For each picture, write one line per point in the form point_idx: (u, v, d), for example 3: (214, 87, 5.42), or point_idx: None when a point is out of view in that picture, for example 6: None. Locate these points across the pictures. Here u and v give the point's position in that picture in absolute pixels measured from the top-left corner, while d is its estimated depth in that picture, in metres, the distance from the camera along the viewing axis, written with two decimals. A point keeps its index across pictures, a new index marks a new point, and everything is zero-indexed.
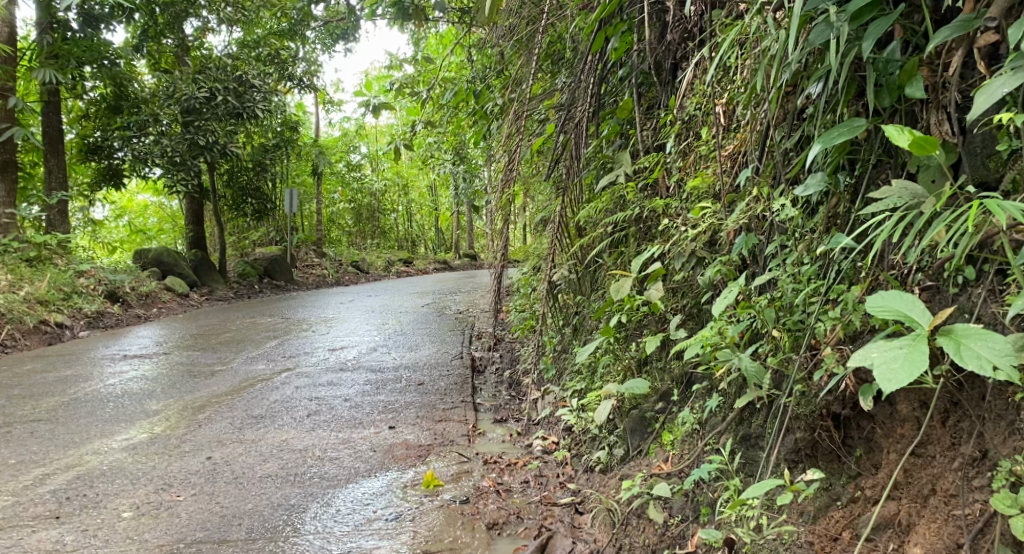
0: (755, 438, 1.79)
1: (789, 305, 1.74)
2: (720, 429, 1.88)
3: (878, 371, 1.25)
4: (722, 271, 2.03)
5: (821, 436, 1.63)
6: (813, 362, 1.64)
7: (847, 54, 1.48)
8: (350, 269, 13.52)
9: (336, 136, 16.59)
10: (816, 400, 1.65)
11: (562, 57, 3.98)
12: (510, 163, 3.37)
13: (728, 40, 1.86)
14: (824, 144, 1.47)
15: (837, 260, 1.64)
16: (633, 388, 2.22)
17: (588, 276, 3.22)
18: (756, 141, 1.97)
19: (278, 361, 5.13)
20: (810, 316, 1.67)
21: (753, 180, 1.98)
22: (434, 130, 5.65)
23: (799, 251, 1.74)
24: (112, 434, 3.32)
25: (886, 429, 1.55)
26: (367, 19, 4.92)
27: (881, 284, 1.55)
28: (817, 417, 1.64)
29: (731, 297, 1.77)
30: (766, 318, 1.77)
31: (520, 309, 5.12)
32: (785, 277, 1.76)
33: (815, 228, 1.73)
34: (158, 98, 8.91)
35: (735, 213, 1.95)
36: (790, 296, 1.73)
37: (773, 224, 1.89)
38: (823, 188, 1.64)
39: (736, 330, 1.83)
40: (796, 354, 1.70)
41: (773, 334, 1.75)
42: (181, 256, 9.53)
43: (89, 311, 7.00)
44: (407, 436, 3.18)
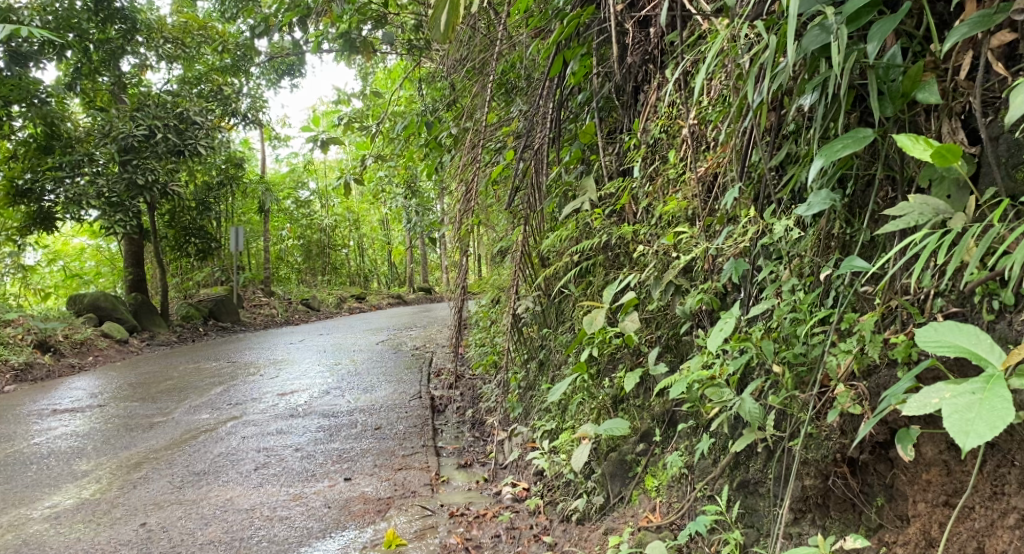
0: (754, 484, 1.69)
1: (788, 337, 1.65)
2: (713, 475, 1.76)
3: (953, 421, 1.14)
4: (704, 300, 1.94)
5: (835, 483, 1.56)
6: (826, 400, 1.55)
7: (848, 58, 1.43)
8: (300, 307, 13.11)
9: (284, 172, 16.26)
10: (827, 442, 1.57)
11: (517, 86, 3.89)
12: (467, 193, 3.22)
13: (713, 49, 1.70)
14: (826, 158, 1.41)
15: (844, 285, 1.57)
16: (612, 429, 2.05)
17: (553, 308, 3.07)
18: (735, 161, 1.88)
19: (223, 410, 4.80)
20: (814, 349, 1.59)
21: (737, 203, 1.88)
22: (385, 164, 5.49)
23: (793, 278, 1.67)
24: (33, 502, 3.01)
25: (911, 475, 1.48)
26: (313, 52, 4.76)
27: (897, 311, 1.48)
28: (831, 463, 1.56)
29: (729, 330, 1.66)
30: (764, 352, 1.66)
31: (480, 343, 4.92)
32: (785, 306, 1.67)
33: (812, 254, 1.65)
34: (92, 137, 8.50)
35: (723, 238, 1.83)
36: (789, 326, 1.65)
37: (762, 249, 1.79)
38: (829, 204, 1.55)
39: (732, 366, 1.70)
40: (801, 391, 1.60)
41: (774, 369, 1.65)
42: (120, 301, 9.06)
43: (16, 363, 6.53)
44: (364, 488, 2.95)
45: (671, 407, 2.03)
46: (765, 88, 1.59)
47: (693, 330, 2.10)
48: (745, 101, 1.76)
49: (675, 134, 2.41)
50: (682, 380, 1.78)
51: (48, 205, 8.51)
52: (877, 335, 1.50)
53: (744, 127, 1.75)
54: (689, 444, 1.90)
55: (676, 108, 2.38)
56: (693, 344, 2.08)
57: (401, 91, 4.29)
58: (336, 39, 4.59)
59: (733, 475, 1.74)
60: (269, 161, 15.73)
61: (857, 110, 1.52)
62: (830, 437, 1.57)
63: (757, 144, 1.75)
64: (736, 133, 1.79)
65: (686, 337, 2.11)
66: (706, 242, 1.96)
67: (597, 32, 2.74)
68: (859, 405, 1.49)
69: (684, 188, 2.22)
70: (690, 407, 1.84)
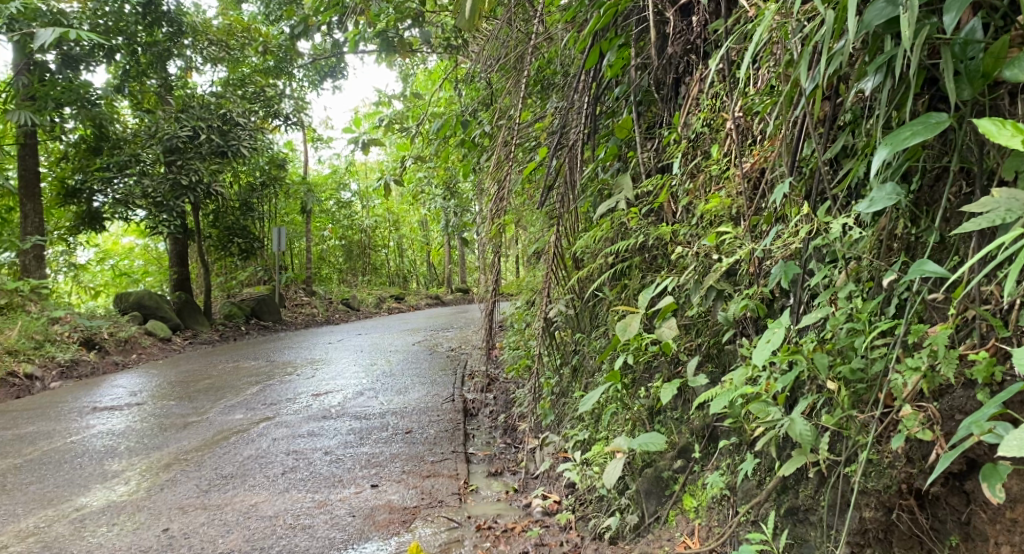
0: (804, 512, 1.56)
1: (845, 350, 1.51)
2: (758, 500, 1.62)
3: None
4: (749, 307, 1.79)
5: (899, 517, 1.43)
6: (890, 423, 1.43)
7: (917, 35, 1.30)
8: (340, 307, 13.17)
9: (326, 173, 16.40)
10: (890, 470, 1.45)
11: (554, 83, 3.78)
12: (499, 192, 3.12)
13: (762, 29, 1.56)
14: (893, 147, 1.29)
15: (911, 294, 1.43)
16: (647, 443, 1.91)
17: (587, 311, 2.95)
18: (784, 154, 1.75)
19: (258, 410, 4.77)
20: (875, 364, 1.45)
21: (787, 202, 1.74)
22: (424, 165, 5.42)
23: (852, 284, 1.54)
24: (63, 502, 2.99)
25: (992, 514, 1.34)
26: (351, 51, 4.71)
27: (975, 322, 1.34)
28: (896, 495, 1.44)
29: (778, 342, 1.50)
30: (817, 365, 1.51)
31: (514, 346, 4.81)
32: (841, 315, 1.53)
33: (875, 259, 1.51)
34: (140, 138, 8.63)
35: (769, 240, 1.68)
36: (845, 337, 1.52)
37: (815, 252, 1.65)
38: (895, 199, 1.40)
39: (782, 382, 1.55)
40: (859, 411, 1.47)
41: (829, 387, 1.51)
42: (164, 300, 9.18)
43: (62, 360, 6.64)
44: (390, 497, 2.85)
45: (712, 420, 1.88)
46: (821, 71, 1.47)
47: (736, 338, 1.96)
48: (796, 88, 1.63)
49: (719, 127, 2.29)
50: (724, 394, 1.63)
51: (97, 206, 8.67)
52: (951, 350, 1.36)
53: (796, 116, 1.61)
54: (733, 463, 1.75)
55: (720, 100, 2.26)
56: (736, 354, 1.93)
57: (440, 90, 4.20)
58: (373, 37, 4.52)
59: (780, 501, 1.61)
60: (312, 163, 15.88)
61: (928, 92, 1.40)
62: (894, 464, 1.45)
63: (809, 136, 1.62)
64: (787, 123, 1.65)
65: (729, 346, 1.97)
66: (752, 243, 1.82)
67: (636, 21, 2.63)
68: (928, 431, 1.37)
69: (729, 185, 2.09)
70: (732, 423, 1.71)
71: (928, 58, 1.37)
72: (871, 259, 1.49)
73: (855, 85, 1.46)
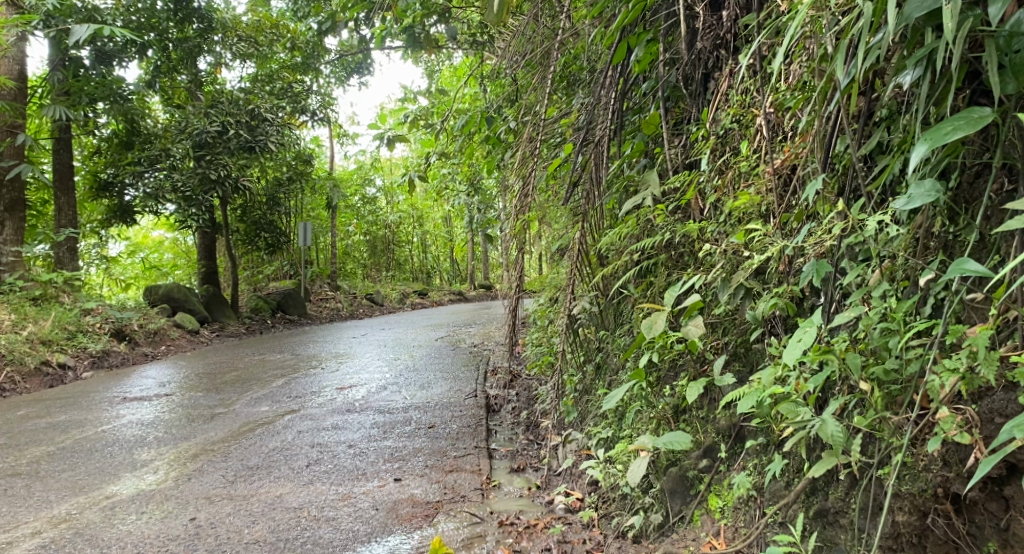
0: (834, 514, 1.54)
1: (878, 350, 1.49)
2: (787, 502, 1.60)
3: None
4: (778, 305, 1.77)
5: (935, 522, 1.41)
6: (927, 425, 1.41)
7: (960, 27, 1.28)
8: (364, 302, 13.25)
9: (352, 169, 16.51)
10: (925, 474, 1.42)
11: (580, 79, 3.75)
12: (524, 188, 3.11)
13: (797, 22, 1.54)
14: (933, 142, 1.25)
15: (949, 294, 1.41)
16: (672, 442, 1.89)
17: (611, 309, 2.94)
18: (816, 149, 1.72)
19: (283, 403, 4.82)
20: (910, 365, 1.43)
21: (819, 199, 1.72)
22: (449, 161, 5.43)
23: (887, 283, 1.51)
24: (94, 490, 3.05)
25: None
26: (378, 47, 4.73)
27: (1017, 324, 1.32)
28: (931, 499, 1.41)
29: (809, 342, 1.48)
30: (850, 365, 1.49)
31: (537, 343, 4.81)
32: (874, 315, 1.50)
33: (912, 258, 1.48)
34: (170, 133, 8.74)
35: (801, 237, 1.65)
36: (879, 337, 1.49)
37: (848, 250, 1.62)
38: (933, 196, 1.37)
39: (813, 382, 1.52)
40: (892, 413, 1.44)
41: (862, 387, 1.49)
42: (192, 293, 9.31)
43: (93, 350, 6.77)
44: (413, 491, 2.86)
45: (739, 420, 1.86)
46: (857, 64, 1.44)
47: (764, 337, 1.93)
48: (830, 82, 1.61)
49: (749, 123, 2.26)
50: (752, 393, 1.62)
51: (128, 200, 8.82)
52: (991, 352, 1.34)
53: (829, 111, 1.59)
54: (761, 464, 1.73)
55: (750, 96, 2.24)
56: (765, 353, 1.90)
57: (465, 86, 4.20)
58: (400, 33, 4.52)
59: (809, 503, 1.59)
60: (339, 158, 16.00)
61: (970, 86, 1.37)
62: (929, 468, 1.42)
63: (843, 131, 1.59)
64: (820, 118, 1.63)
65: (758, 344, 1.94)
66: (782, 241, 1.79)
67: (665, 16, 2.61)
68: (967, 434, 1.35)
69: (759, 181, 2.07)
70: (760, 423, 1.69)
71: (970, 52, 1.34)
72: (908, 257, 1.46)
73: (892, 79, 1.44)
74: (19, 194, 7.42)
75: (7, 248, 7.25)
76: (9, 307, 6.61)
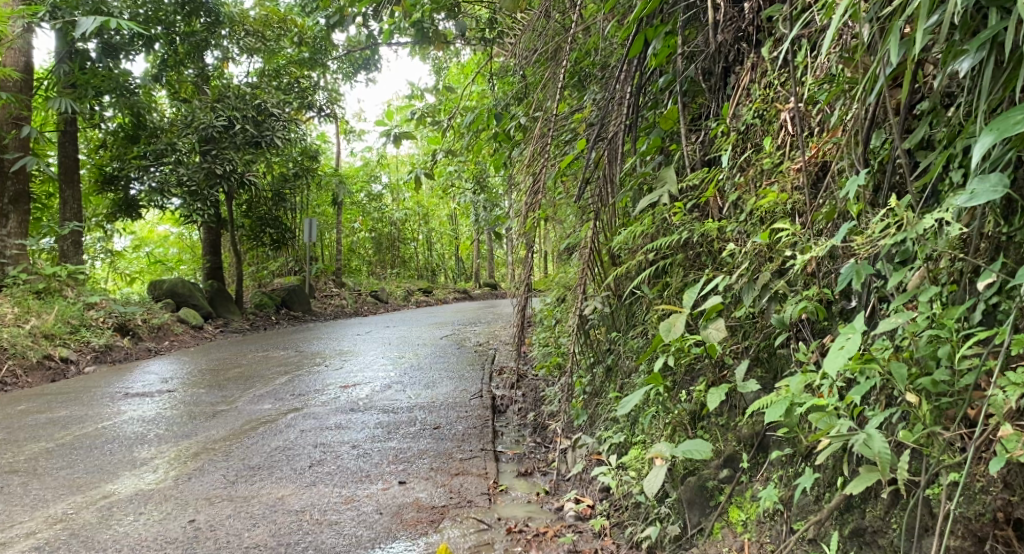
0: (872, 534, 1.47)
1: (926, 359, 1.43)
2: (819, 519, 1.53)
3: None
4: (807, 309, 1.69)
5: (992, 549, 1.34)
6: (985, 444, 1.35)
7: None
8: (369, 299, 13.18)
9: (358, 166, 16.44)
10: (985, 497, 1.36)
11: (591, 74, 3.67)
12: (534, 185, 3.03)
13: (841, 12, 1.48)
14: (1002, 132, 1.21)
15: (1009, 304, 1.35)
16: (691, 450, 1.82)
17: (624, 309, 2.86)
18: (851, 146, 1.66)
19: (286, 401, 4.74)
20: (964, 375, 1.37)
21: (855, 199, 1.65)
22: (456, 158, 5.36)
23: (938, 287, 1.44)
24: (92, 489, 2.97)
25: None
26: (386, 42, 4.66)
27: None
28: (991, 526, 1.35)
29: (853, 350, 1.40)
30: (896, 375, 1.42)
31: (544, 343, 4.72)
32: (922, 320, 1.43)
33: (965, 262, 1.42)
34: (176, 127, 8.68)
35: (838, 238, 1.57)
36: (926, 346, 1.43)
37: (888, 254, 1.55)
38: (997, 193, 1.30)
39: (855, 393, 1.44)
40: (943, 428, 1.39)
41: (908, 400, 1.42)
42: (197, 288, 9.25)
43: (96, 345, 6.71)
44: (418, 494, 2.79)
45: (762, 428, 1.79)
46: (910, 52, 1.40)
47: (789, 341, 1.85)
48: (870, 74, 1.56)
49: (773, 119, 2.18)
50: (781, 401, 1.54)
51: (134, 194, 8.75)
52: None
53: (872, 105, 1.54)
54: (788, 476, 1.65)
55: (775, 90, 2.15)
56: (790, 359, 1.82)
57: (473, 83, 4.12)
58: (409, 27, 4.42)
59: (842, 521, 1.51)
60: (345, 155, 15.94)
61: None
62: (988, 490, 1.36)
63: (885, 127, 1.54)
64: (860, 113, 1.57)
65: (783, 350, 1.85)
66: (815, 242, 1.72)
67: (683, 8, 2.53)
68: None
69: (783, 179, 2.00)
70: (787, 432, 1.62)
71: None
72: (963, 258, 1.39)
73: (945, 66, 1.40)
74: (23, 187, 7.37)
75: (11, 241, 7.20)
76: (12, 300, 6.55)
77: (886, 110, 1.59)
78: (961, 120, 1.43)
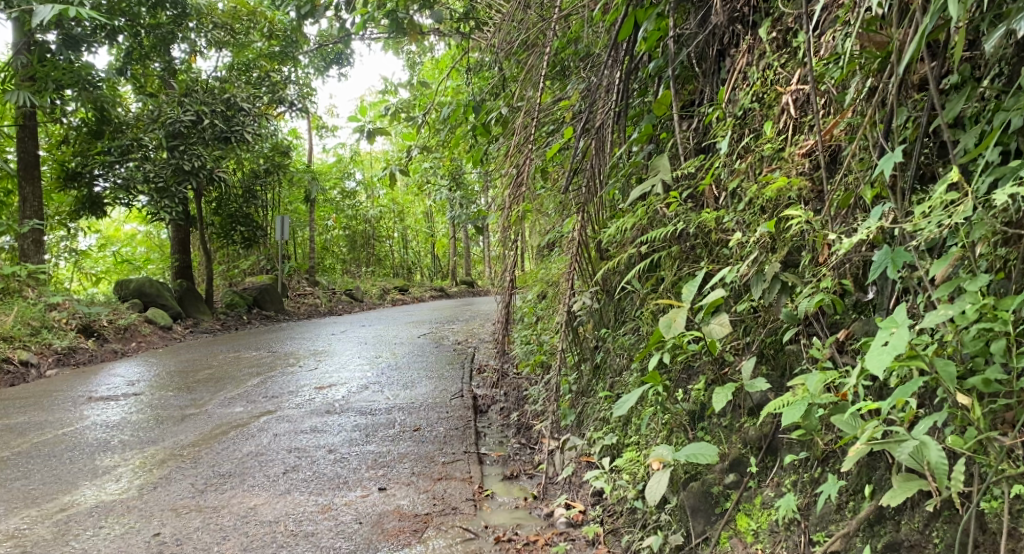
0: (908, 548, 1.40)
1: (973, 357, 1.35)
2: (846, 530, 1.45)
3: None
4: (823, 301, 1.62)
5: None
6: None
7: None
8: (343, 297, 12.96)
9: (330, 162, 16.17)
10: None
11: (574, 64, 3.54)
12: (518, 177, 2.85)
13: None
14: None
15: None
16: (696, 455, 1.71)
17: (612, 304, 2.76)
18: (874, 125, 1.59)
19: (259, 403, 4.55)
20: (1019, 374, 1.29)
21: (878, 183, 1.57)
22: (432, 154, 5.21)
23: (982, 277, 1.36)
24: (49, 501, 2.78)
25: None
26: (359, 35, 4.48)
27: None
28: None
29: (903, 348, 1.29)
30: (945, 374, 1.33)
31: (526, 341, 4.60)
32: (970, 313, 1.33)
33: (1012, 249, 1.35)
34: (142, 122, 8.40)
35: (870, 222, 1.48)
36: (972, 341, 1.34)
37: (924, 242, 1.46)
38: None
39: (899, 395, 1.34)
40: (999, 434, 1.31)
41: (960, 401, 1.34)
42: (165, 287, 8.97)
43: (59, 347, 6.44)
44: (399, 501, 2.64)
45: (770, 429, 1.70)
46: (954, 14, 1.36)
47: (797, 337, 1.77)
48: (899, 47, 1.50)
49: (772, 102, 2.08)
50: (800, 404, 1.44)
51: (98, 191, 8.43)
52: None
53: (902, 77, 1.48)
54: (805, 482, 1.58)
55: (775, 71, 2.05)
56: (800, 355, 1.72)
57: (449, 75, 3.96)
58: (384, 17, 4.22)
59: (873, 533, 1.45)
60: (318, 152, 15.67)
61: None
62: None
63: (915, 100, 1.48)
64: (889, 87, 1.51)
65: (791, 346, 1.76)
66: (833, 230, 1.63)
67: None
68: None
69: (786, 164, 1.92)
70: (803, 436, 1.55)
71: None
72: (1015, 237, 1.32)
73: (999, 26, 1.36)
74: None
75: None
76: None
77: (909, 88, 1.55)
78: (1002, 89, 1.40)
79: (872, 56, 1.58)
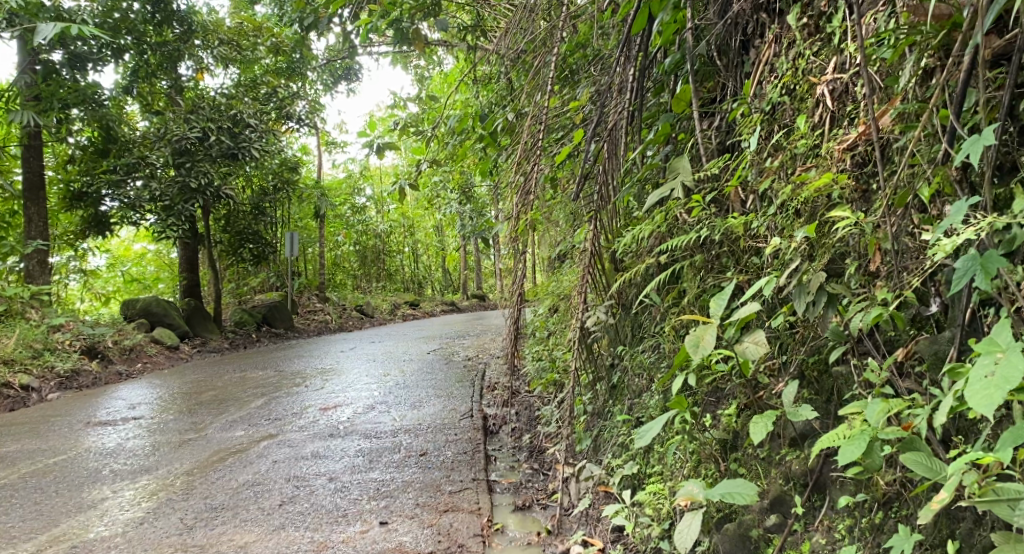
0: None
1: None
2: None
3: None
4: (884, 317, 1.44)
5: None
6: None
7: None
8: (354, 313, 12.78)
9: (340, 178, 16.05)
10: None
11: (585, 68, 3.34)
12: (526, 185, 2.65)
13: None
14: None
15: None
16: (734, 495, 1.51)
17: (629, 319, 2.55)
18: (941, 110, 1.42)
19: (261, 426, 4.36)
20: None
21: (948, 175, 1.40)
22: (441, 169, 5.02)
23: None
24: (28, 542, 2.60)
25: None
26: (362, 47, 4.29)
27: None
28: None
29: (1015, 383, 1.11)
30: None
31: (538, 357, 4.39)
32: None
33: None
34: (149, 140, 8.27)
35: (959, 221, 1.29)
36: None
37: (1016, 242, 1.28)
38: None
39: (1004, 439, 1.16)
40: None
41: None
42: (173, 306, 8.81)
43: (61, 370, 6.27)
44: (401, 538, 2.43)
45: (818, 464, 1.51)
46: None
47: (845, 356, 1.57)
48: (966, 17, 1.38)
49: (805, 94, 1.88)
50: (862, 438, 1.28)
51: (105, 211, 8.34)
52: None
53: (976, 49, 1.33)
54: (863, 529, 1.39)
55: (807, 60, 1.85)
56: (851, 378, 1.53)
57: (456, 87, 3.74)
58: (388, 26, 3.89)
59: None
60: (329, 168, 15.55)
61: None
62: None
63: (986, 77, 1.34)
64: (962, 64, 1.35)
65: (838, 367, 1.56)
66: (891, 232, 1.45)
67: None
68: None
69: (824, 162, 1.72)
70: (858, 473, 1.38)
71: None
72: None
73: None
74: None
75: None
76: None
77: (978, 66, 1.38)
78: None
79: (935, 33, 1.41)
